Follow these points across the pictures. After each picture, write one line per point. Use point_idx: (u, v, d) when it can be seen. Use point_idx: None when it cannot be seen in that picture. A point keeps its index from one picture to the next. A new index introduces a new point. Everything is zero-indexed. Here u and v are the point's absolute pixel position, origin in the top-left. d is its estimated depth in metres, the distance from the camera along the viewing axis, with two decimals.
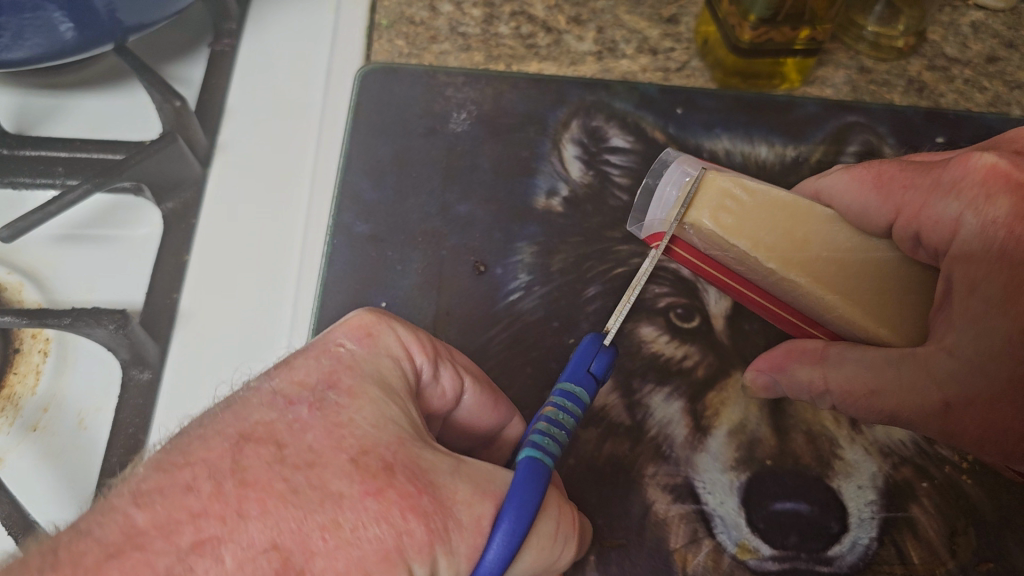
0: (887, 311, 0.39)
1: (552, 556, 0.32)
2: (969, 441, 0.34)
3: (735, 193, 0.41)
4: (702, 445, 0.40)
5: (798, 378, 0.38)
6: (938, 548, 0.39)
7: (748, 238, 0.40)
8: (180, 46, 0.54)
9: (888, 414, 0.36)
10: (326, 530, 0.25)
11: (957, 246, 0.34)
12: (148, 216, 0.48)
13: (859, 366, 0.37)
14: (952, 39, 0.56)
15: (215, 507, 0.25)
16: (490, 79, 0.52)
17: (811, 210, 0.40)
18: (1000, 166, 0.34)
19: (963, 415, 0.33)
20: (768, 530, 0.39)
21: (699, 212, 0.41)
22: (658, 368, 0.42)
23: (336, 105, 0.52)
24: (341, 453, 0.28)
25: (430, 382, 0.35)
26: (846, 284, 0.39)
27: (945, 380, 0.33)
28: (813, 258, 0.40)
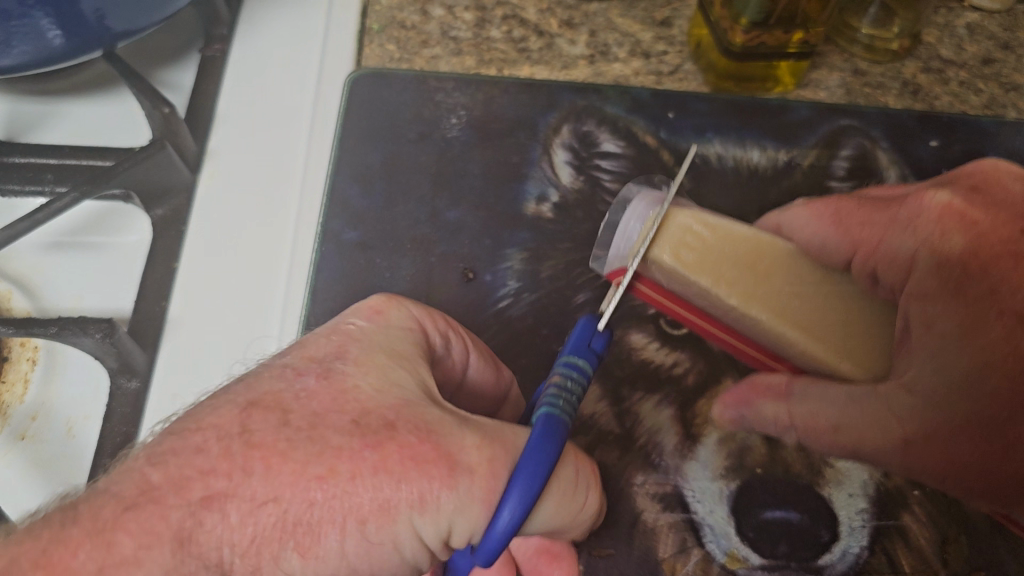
0: (852, 344, 0.38)
1: (573, 504, 0.32)
2: (932, 472, 0.34)
3: (696, 229, 0.40)
4: (692, 453, 0.40)
5: (762, 411, 0.38)
6: (929, 555, 0.39)
7: (710, 274, 0.39)
8: (170, 52, 0.54)
9: (852, 450, 0.36)
10: (323, 481, 0.26)
11: (913, 283, 0.35)
12: (137, 223, 0.48)
13: (823, 401, 0.37)
14: (947, 41, 0.56)
15: (224, 466, 0.26)
16: (480, 85, 0.52)
17: (772, 245, 0.40)
18: (955, 206, 0.36)
19: (927, 449, 0.33)
20: (758, 539, 0.39)
21: (662, 249, 0.40)
22: (647, 376, 0.42)
23: (325, 110, 0.51)
24: (342, 415, 0.28)
25: (442, 351, 0.36)
26: (808, 317, 0.39)
27: (906, 416, 0.34)
28: (777, 292, 0.39)
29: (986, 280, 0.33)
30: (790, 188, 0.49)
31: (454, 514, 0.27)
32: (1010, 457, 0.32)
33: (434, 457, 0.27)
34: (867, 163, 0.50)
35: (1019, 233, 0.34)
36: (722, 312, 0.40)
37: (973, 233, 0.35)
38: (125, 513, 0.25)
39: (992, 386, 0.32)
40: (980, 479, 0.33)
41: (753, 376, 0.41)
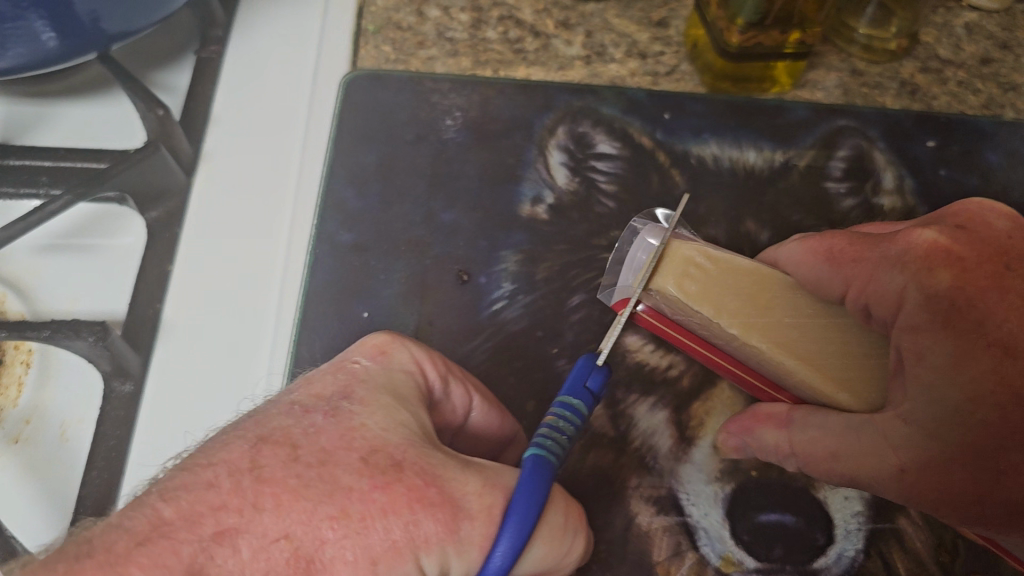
0: (851, 377, 0.38)
1: (562, 551, 0.31)
2: (928, 502, 0.33)
3: (699, 260, 0.40)
4: (687, 456, 0.40)
5: (764, 439, 0.38)
6: (924, 559, 0.38)
7: (711, 304, 0.39)
8: (165, 54, 0.54)
9: (848, 477, 0.35)
10: (335, 520, 0.26)
11: (904, 317, 0.34)
12: (132, 226, 0.47)
13: (822, 430, 0.36)
14: (945, 41, 0.56)
15: (234, 501, 0.26)
16: (476, 86, 0.52)
17: (771, 277, 0.40)
18: (941, 241, 0.35)
19: (921, 479, 0.33)
20: (753, 542, 0.38)
21: (664, 279, 0.40)
22: (642, 379, 0.42)
23: (320, 112, 0.51)
24: (351, 453, 0.28)
25: (442, 393, 0.36)
26: (808, 349, 0.39)
27: (901, 444, 0.33)
28: (778, 322, 0.39)
29: (973, 312, 0.33)
30: (786, 189, 0.49)
31: (454, 557, 0.27)
32: (1003, 484, 0.32)
33: (439, 504, 0.27)
34: (864, 164, 0.50)
35: (999, 267, 0.34)
36: (724, 340, 0.40)
37: (959, 267, 0.34)
38: (137, 547, 0.25)
39: (982, 416, 0.32)
40: (978, 505, 0.32)
41: (756, 405, 0.40)
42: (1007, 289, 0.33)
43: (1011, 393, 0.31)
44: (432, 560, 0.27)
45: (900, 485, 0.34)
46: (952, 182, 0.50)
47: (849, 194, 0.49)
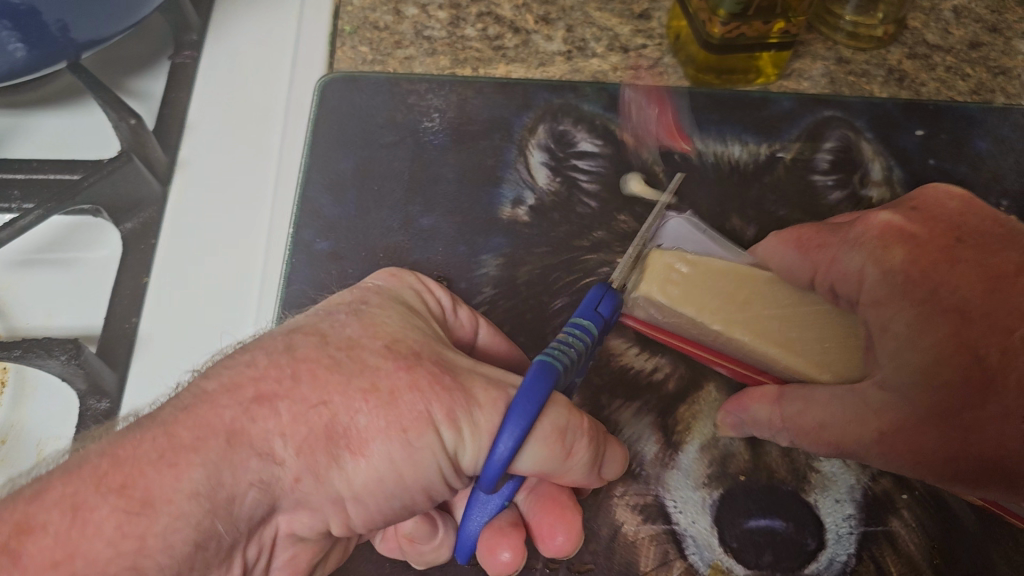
0: (829, 356, 0.39)
1: (564, 453, 0.32)
2: (905, 464, 0.35)
3: (680, 266, 0.40)
4: (673, 461, 0.39)
5: (757, 415, 0.38)
6: (919, 561, 0.38)
7: (694, 306, 0.40)
8: (139, 60, 0.53)
9: (837, 445, 0.36)
10: (367, 393, 0.29)
11: (866, 295, 0.36)
12: (108, 237, 0.46)
13: (808, 401, 0.37)
14: (933, 25, 0.55)
15: (271, 372, 0.29)
16: (454, 85, 0.51)
17: (749, 272, 0.40)
18: (895, 221, 0.37)
19: (900, 440, 0.35)
20: (742, 549, 0.38)
21: (649, 286, 0.40)
22: (626, 383, 0.41)
23: (294, 117, 0.50)
24: (376, 340, 0.31)
25: (453, 317, 0.38)
26: (785, 338, 0.39)
27: (879, 409, 0.35)
28: (757, 315, 0.40)
29: (928, 283, 0.35)
30: (772, 184, 0.48)
31: (469, 440, 0.30)
32: (971, 443, 0.34)
33: (451, 387, 0.30)
34: (851, 155, 0.49)
35: (948, 242, 0.36)
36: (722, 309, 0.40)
37: (911, 245, 0.36)
38: None
39: (947, 375, 0.34)
40: (949, 464, 0.34)
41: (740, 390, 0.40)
42: (957, 261, 0.36)
43: (971, 353, 0.34)
44: (450, 434, 0.30)
45: (879, 449, 0.35)
46: (941, 171, 0.49)
47: (836, 186, 0.48)
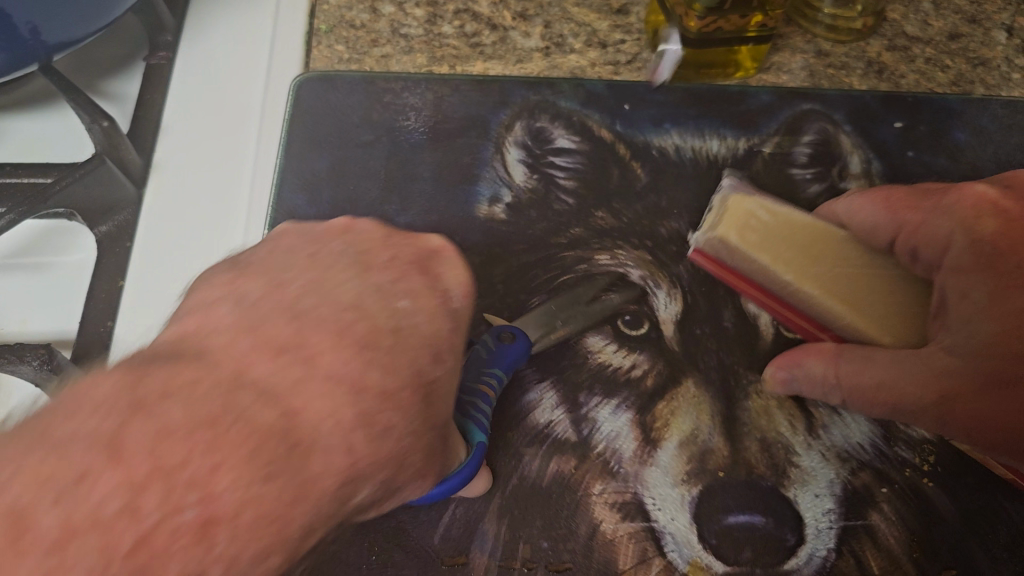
0: (896, 322, 0.38)
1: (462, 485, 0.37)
2: (956, 428, 0.35)
3: (759, 213, 0.40)
4: (652, 459, 0.39)
5: (810, 371, 0.38)
6: (898, 556, 0.38)
7: (769, 253, 0.40)
8: (113, 61, 0.52)
9: (891, 406, 0.36)
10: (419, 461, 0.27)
11: (949, 260, 0.36)
12: (81, 241, 0.46)
13: (868, 361, 0.37)
14: (913, 17, 0.54)
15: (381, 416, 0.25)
16: (430, 83, 0.50)
17: (828, 230, 0.40)
18: (991, 194, 0.36)
19: (959, 405, 0.34)
20: (721, 545, 0.37)
21: (726, 229, 0.40)
22: (604, 381, 0.41)
23: (270, 118, 0.50)
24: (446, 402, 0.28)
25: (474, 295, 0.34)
26: (854, 297, 0.39)
27: (940, 372, 0.34)
28: (829, 271, 0.39)
29: (1014, 256, 0.34)
30: (750, 178, 0.48)
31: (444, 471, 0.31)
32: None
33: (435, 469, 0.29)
34: (829, 148, 0.48)
35: None
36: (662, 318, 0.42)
37: (1005, 218, 0.36)
38: None
39: (1015, 347, 0.33)
40: (1002, 431, 0.34)
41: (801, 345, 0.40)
42: None
43: None
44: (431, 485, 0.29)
45: (935, 411, 0.35)
46: (920, 163, 0.49)
47: (814, 179, 0.48)
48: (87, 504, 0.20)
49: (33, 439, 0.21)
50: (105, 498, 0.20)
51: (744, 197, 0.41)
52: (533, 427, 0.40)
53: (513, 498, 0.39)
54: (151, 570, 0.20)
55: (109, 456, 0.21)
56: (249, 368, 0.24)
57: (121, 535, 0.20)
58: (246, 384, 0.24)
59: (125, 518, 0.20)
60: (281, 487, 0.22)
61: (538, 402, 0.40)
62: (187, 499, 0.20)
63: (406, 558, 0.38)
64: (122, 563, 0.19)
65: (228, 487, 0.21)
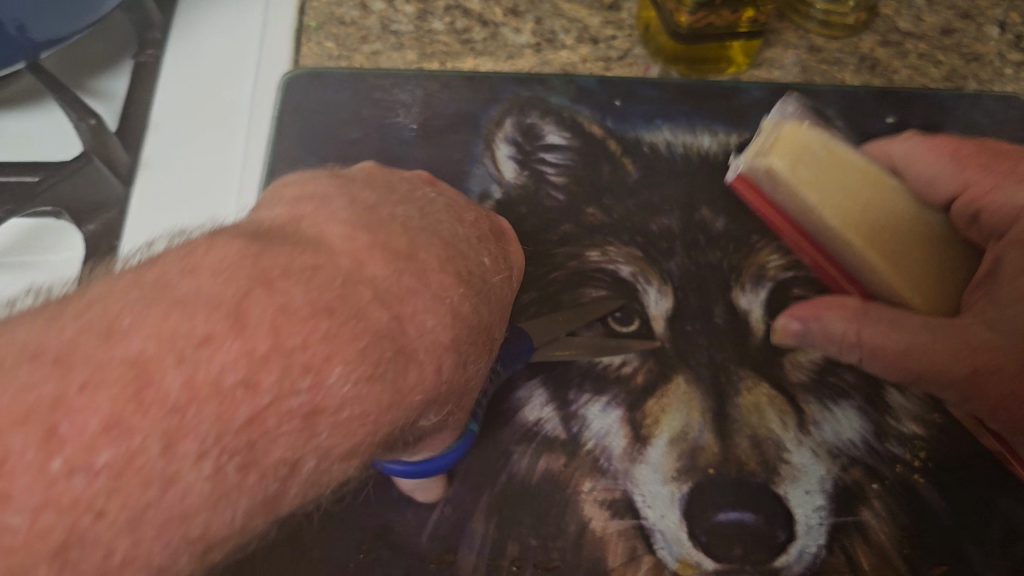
0: (927, 282, 0.38)
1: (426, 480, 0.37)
2: (986, 405, 0.35)
3: (814, 146, 0.39)
4: (642, 456, 0.39)
5: (830, 326, 0.37)
6: (889, 552, 0.38)
7: (818, 193, 0.38)
8: (102, 58, 0.52)
9: (918, 374, 0.36)
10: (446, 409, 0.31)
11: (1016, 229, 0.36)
12: (70, 239, 0.46)
13: (894, 324, 0.36)
14: (906, 12, 0.54)
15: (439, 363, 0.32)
16: (420, 79, 0.50)
17: (880, 176, 0.40)
18: None
19: (990, 379, 0.34)
20: (711, 543, 0.37)
21: (779, 159, 0.39)
22: (594, 378, 0.41)
23: (259, 117, 0.50)
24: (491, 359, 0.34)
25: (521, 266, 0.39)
26: (894, 252, 0.38)
27: (978, 345, 0.34)
28: (872, 223, 0.38)
29: None
30: None
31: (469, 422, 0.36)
32: None
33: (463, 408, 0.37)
34: None
35: None
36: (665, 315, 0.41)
37: None
38: None
39: None
40: None
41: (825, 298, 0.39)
42: None
43: None
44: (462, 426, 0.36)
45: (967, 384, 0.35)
46: None
47: None
48: (211, 371, 0.22)
49: (160, 289, 0.24)
50: (230, 369, 0.22)
51: (800, 127, 0.39)
52: (522, 424, 0.40)
53: (501, 495, 0.38)
54: (260, 446, 0.23)
55: (234, 329, 0.23)
56: (366, 267, 0.28)
57: (238, 408, 0.22)
58: (363, 279, 0.27)
59: (245, 393, 0.22)
60: (381, 390, 0.25)
61: (528, 399, 0.40)
62: (298, 386, 0.23)
63: (394, 556, 0.37)
64: (236, 433, 0.22)
65: (336, 381, 0.24)
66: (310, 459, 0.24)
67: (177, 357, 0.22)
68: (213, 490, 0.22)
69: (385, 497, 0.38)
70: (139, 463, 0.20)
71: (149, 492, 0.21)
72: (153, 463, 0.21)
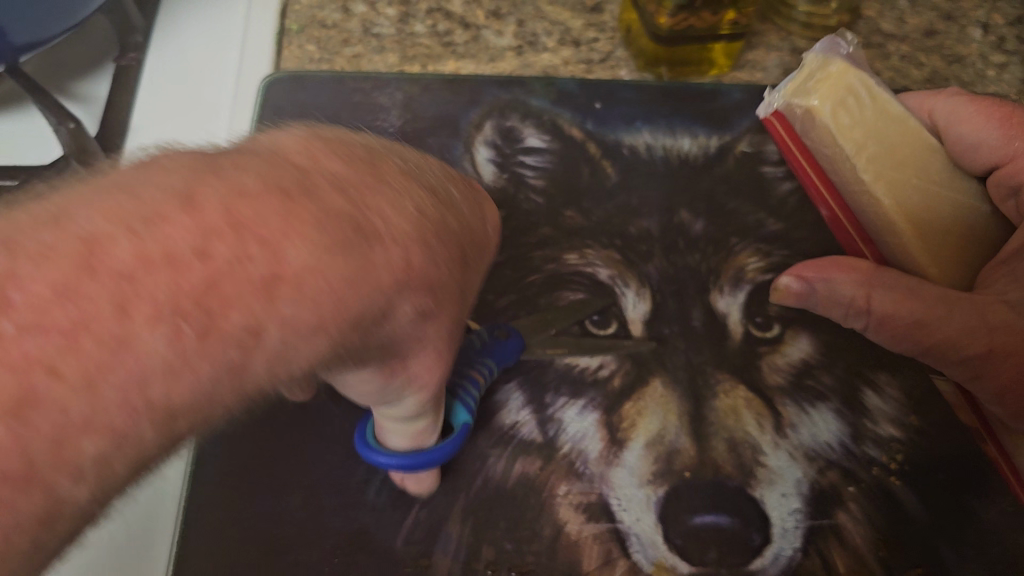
0: (949, 252, 0.40)
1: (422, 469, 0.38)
2: (991, 384, 0.37)
3: (860, 91, 0.41)
4: (617, 459, 0.39)
5: (840, 289, 0.39)
6: (864, 554, 0.38)
7: (853, 140, 0.41)
8: (81, 63, 0.51)
9: (926, 344, 0.37)
10: (435, 316, 0.27)
11: None
12: None
13: (911, 294, 0.37)
14: (888, 14, 0.54)
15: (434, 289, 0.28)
16: (399, 83, 0.50)
17: (922, 137, 0.41)
18: None
19: (1004, 361, 0.36)
20: (686, 546, 0.37)
21: (821, 101, 0.41)
22: (571, 381, 0.41)
23: (240, 119, 0.50)
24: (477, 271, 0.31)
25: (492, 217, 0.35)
26: (923, 217, 0.40)
27: (995, 327, 0.36)
28: (907, 182, 0.40)
29: None
30: (722, 176, 0.47)
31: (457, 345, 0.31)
32: None
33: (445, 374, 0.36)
34: None
35: None
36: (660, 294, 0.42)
37: None
38: None
39: None
40: None
41: (837, 258, 0.41)
42: None
43: None
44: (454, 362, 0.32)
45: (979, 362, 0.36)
46: None
47: (786, 177, 0.47)
48: (162, 240, 0.20)
49: (111, 185, 0.21)
50: (181, 237, 0.20)
51: (852, 69, 0.41)
52: (499, 428, 0.40)
53: (477, 499, 0.38)
54: (215, 311, 0.20)
55: (185, 203, 0.21)
56: (323, 160, 0.25)
57: (190, 272, 0.20)
58: (319, 172, 0.24)
59: (198, 259, 0.20)
60: (348, 266, 0.22)
61: (505, 402, 0.40)
62: (257, 255, 0.21)
63: (369, 560, 0.37)
64: (190, 300, 0.20)
65: (298, 250, 0.21)
66: (275, 329, 0.21)
67: (128, 229, 0.20)
68: (173, 355, 0.20)
69: (360, 501, 0.38)
70: (89, 328, 0.19)
71: (107, 355, 0.19)
72: (102, 330, 0.19)
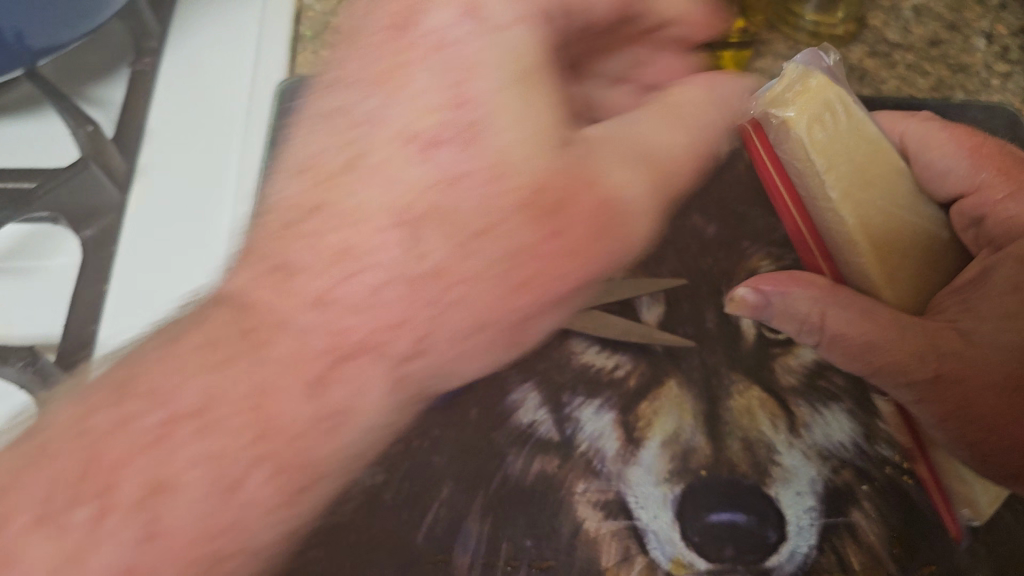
0: (906, 276, 0.41)
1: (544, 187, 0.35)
2: (935, 413, 0.38)
3: (835, 109, 0.40)
4: (635, 458, 0.39)
5: (798, 303, 0.39)
6: (879, 553, 0.38)
7: (827, 160, 0.40)
8: (98, 67, 0.52)
9: (876, 365, 0.38)
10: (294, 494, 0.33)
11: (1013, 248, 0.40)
12: (64, 245, 0.46)
13: (866, 315, 0.38)
14: (893, 25, 0.55)
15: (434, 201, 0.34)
16: None
17: (886, 152, 0.42)
18: None
19: (952, 387, 0.37)
20: (704, 543, 0.37)
21: (800, 115, 0.40)
22: (586, 382, 0.41)
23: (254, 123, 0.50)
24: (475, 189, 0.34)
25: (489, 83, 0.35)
26: (887, 241, 0.40)
27: (945, 355, 0.37)
28: (872, 204, 0.40)
29: None
30: (733, 181, 0.47)
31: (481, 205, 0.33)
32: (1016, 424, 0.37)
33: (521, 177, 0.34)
34: None
35: None
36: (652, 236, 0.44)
37: None
38: None
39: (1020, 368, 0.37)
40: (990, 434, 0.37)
41: (793, 272, 0.41)
42: None
43: None
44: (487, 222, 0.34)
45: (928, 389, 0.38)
46: None
47: None
48: None
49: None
50: None
51: (829, 83, 0.40)
52: (516, 427, 0.40)
53: (497, 496, 0.39)
54: None
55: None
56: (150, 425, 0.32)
57: None
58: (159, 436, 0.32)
59: None
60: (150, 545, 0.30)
61: (521, 402, 0.41)
62: None
63: (390, 559, 0.38)
64: None
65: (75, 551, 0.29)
66: None
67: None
68: None
69: (379, 500, 0.39)
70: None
71: None
72: None
